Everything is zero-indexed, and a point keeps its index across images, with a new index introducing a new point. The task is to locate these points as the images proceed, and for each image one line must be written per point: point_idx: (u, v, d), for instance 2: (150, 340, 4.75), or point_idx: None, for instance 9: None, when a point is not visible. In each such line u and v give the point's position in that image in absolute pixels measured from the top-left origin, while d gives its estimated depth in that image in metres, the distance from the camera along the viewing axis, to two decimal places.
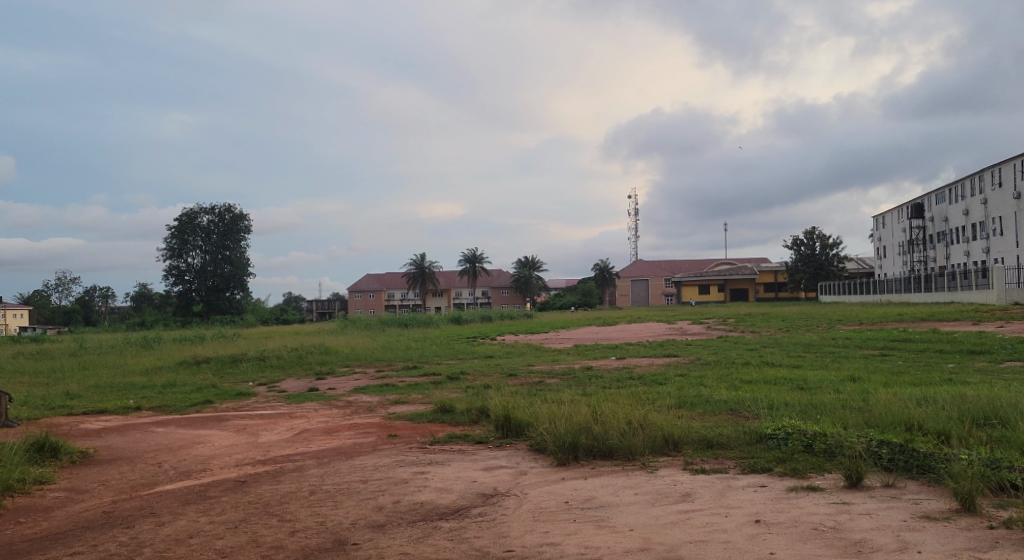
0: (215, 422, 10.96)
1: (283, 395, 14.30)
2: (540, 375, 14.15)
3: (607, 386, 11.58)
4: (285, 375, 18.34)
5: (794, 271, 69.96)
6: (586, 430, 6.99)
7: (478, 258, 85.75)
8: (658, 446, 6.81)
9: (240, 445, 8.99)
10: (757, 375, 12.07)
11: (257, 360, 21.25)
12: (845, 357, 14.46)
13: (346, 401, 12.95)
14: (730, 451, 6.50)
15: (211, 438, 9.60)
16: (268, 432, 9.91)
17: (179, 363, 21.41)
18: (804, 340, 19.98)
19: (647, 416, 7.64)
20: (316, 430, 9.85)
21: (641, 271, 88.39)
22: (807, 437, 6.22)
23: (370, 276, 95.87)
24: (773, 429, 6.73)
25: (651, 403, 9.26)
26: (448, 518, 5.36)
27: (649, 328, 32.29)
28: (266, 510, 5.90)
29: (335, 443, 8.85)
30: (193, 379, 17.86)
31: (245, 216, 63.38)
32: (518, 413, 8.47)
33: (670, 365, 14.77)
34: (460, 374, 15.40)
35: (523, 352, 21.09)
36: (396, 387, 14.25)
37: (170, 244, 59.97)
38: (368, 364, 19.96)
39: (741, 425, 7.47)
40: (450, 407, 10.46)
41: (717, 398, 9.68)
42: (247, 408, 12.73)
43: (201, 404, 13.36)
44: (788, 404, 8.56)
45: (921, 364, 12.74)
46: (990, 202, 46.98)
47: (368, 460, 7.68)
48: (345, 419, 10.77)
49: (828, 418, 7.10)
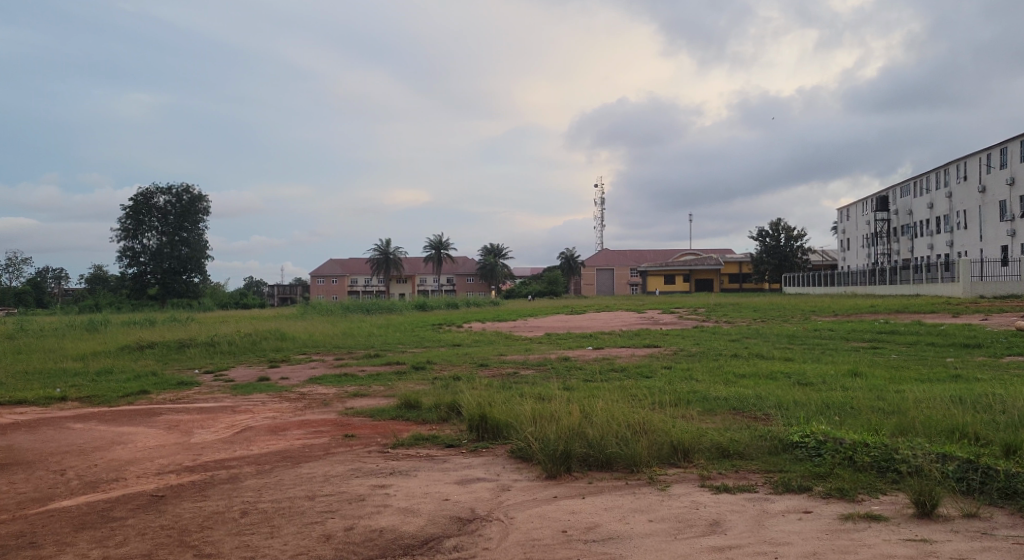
0: (146, 417, 9.56)
1: (229, 385, 12.95)
2: (513, 366, 12.97)
3: (590, 379, 10.55)
4: (235, 362, 16.85)
5: (759, 262, 70.22)
6: (581, 435, 5.90)
7: (443, 244, 84.27)
8: (664, 455, 5.75)
9: (168, 446, 7.64)
10: (749, 368, 11.12)
11: (207, 346, 19.72)
12: (835, 351, 13.64)
13: (298, 393, 11.65)
14: (751, 462, 5.49)
15: (133, 437, 8.18)
16: (204, 429, 8.58)
17: (121, 347, 19.80)
18: (785, 331, 19.26)
19: (647, 418, 6.55)
20: (259, 428, 8.54)
21: (607, 260, 88.02)
22: (844, 446, 5.20)
23: (333, 261, 93.69)
24: (799, 435, 5.71)
25: (644, 401, 8.25)
26: (418, 554, 4.18)
27: (620, 317, 31.66)
28: (182, 539, 4.65)
29: (281, 445, 7.56)
30: (133, 365, 16.29)
31: (204, 197, 60.83)
32: (496, 412, 7.33)
33: (653, 356, 13.87)
34: (426, 364, 14.23)
35: (493, 340, 19.88)
36: (355, 378, 12.95)
37: (125, 224, 57.26)
38: (327, 352, 18.57)
39: (756, 429, 6.44)
40: (415, 402, 9.26)
41: (714, 394, 8.72)
42: (187, 399, 11.36)
43: (136, 395, 11.94)
44: (801, 404, 7.63)
45: (919, 359, 11.96)
46: (955, 195, 47.32)
47: (318, 468, 6.43)
48: (296, 415, 9.48)
49: (860, 422, 6.12)
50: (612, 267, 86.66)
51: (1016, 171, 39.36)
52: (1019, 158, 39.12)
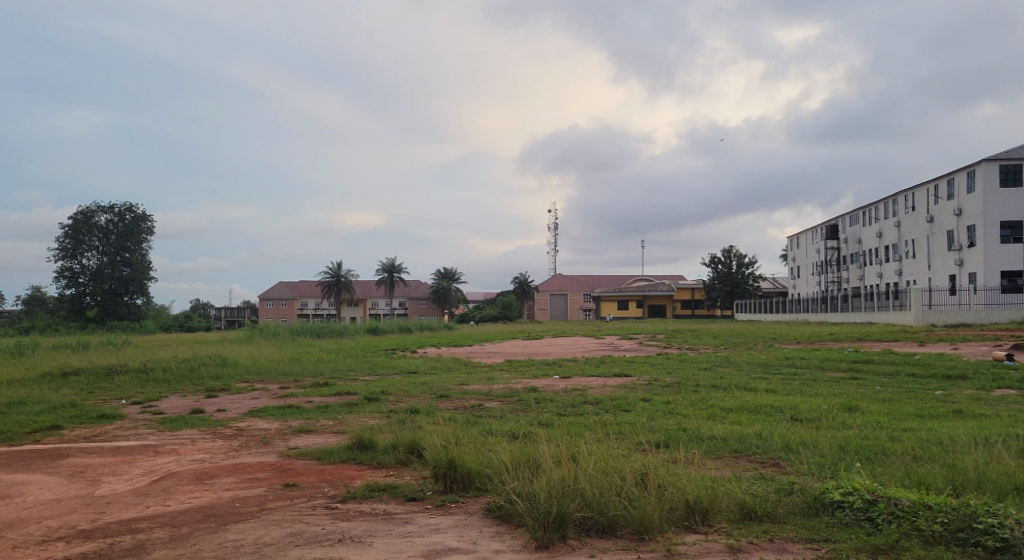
0: (49, 461, 8.01)
1: (158, 418, 11.39)
2: (476, 399, 11.77)
3: (564, 414, 9.53)
4: (168, 392, 15.14)
5: (711, 288, 70.72)
6: (575, 492, 4.84)
7: (397, 268, 82.44)
8: (681, 519, 4.71)
9: (64, 501, 6.18)
10: (736, 401, 10.24)
11: (139, 373, 17.86)
12: (816, 381, 12.91)
13: (234, 428, 10.22)
14: (788, 527, 4.54)
15: (23, 488, 6.68)
16: (115, 477, 7.12)
17: (42, 374, 17.81)
18: (757, 359, 18.56)
19: (646, 464, 5.54)
20: (184, 475, 7.15)
21: (562, 284, 87.67)
22: (901, 509, 4.34)
23: (282, 283, 90.97)
24: (840, 492, 4.79)
25: (630, 441, 7.27)
26: None
27: (579, 343, 30.78)
28: None
29: (204, 499, 6.19)
30: (51, 395, 14.48)
31: (148, 216, 57.99)
32: (468, 458, 6.17)
33: (626, 386, 12.92)
34: (381, 394, 12.93)
35: (451, 367, 18.68)
36: (300, 410, 11.58)
37: (63, 244, 53.83)
38: (271, 380, 17.00)
39: (776, 480, 5.52)
40: (369, 442, 7.99)
41: (708, 432, 7.81)
42: (104, 437, 9.83)
43: (46, 431, 10.33)
44: (816, 447, 6.78)
45: (908, 392, 11.29)
46: (903, 225, 48.50)
47: (248, 532, 5.16)
48: (229, 457, 8.07)
49: (901, 476, 5.27)
50: (566, 293, 86.27)
51: (963, 202, 40.39)
52: (966, 190, 40.17)
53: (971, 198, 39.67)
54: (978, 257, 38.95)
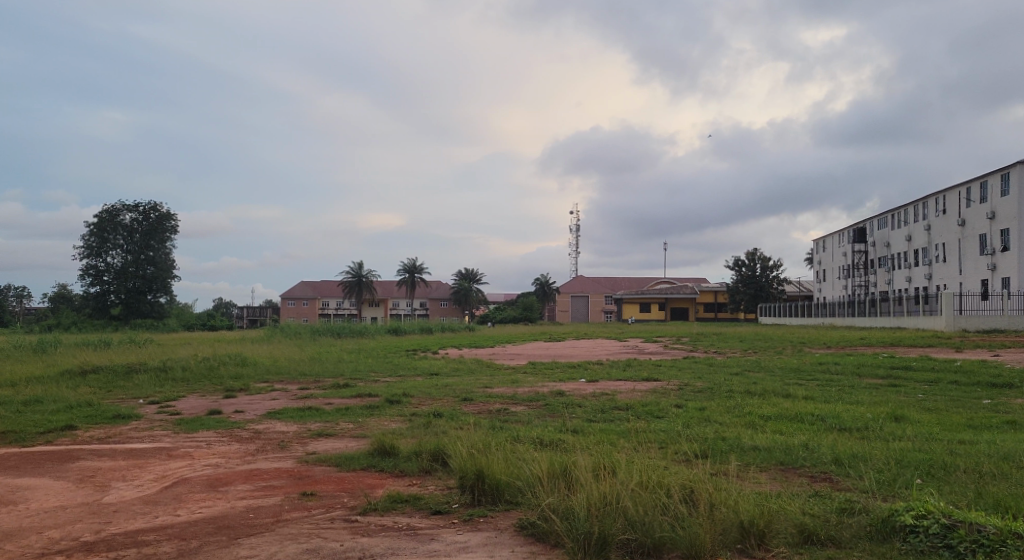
0: (60, 465, 7.72)
1: (174, 419, 11.12)
2: (501, 403, 11.34)
3: (593, 420, 9.08)
4: (186, 392, 14.92)
5: (735, 291, 69.68)
6: (618, 510, 4.42)
7: (417, 268, 82.33)
8: (735, 541, 4.26)
9: (70, 509, 5.89)
10: (774, 409, 9.69)
11: (158, 372, 17.70)
12: (855, 389, 12.31)
13: (251, 431, 9.90)
14: (854, 555, 4.07)
15: (29, 494, 6.39)
16: (125, 483, 6.81)
17: (61, 372, 17.68)
18: (787, 364, 17.98)
19: (691, 479, 5.08)
20: (197, 481, 6.83)
21: (583, 286, 87.01)
22: (986, 537, 3.85)
23: (304, 283, 91.44)
24: (910, 514, 4.31)
25: (666, 451, 6.80)
26: None
27: (603, 346, 30.31)
28: None
29: (216, 509, 5.85)
30: (69, 394, 14.30)
31: (172, 215, 58.55)
32: (497, 469, 5.76)
33: (654, 391, 12.45)
34: (402, 396, 12.58)
35: (473, 369, 18.33)
36: (320, 413, 11.24)
37: (88, 242, 54.41)
38: (290, 380, 16.73)
39: (832, 499, 5.05)
40: (390, 448, 7.60)
41: (749, 442, 7.32)
42: (118, 438, 9.56)
43: (60, 431, 10.10)
44: (870, 461, 6.27)
45: (955, 402, 10.66)
46: (933, 228, 47.29)
47: (260, 548, 4.79)
48: (244, 462, 7.75)
49: (973, 497, 4.76)
50: (587, 295, 85.62)
51: (996, 205, 39.22)
52: (1000, 193, 38.99)
53: (1004, 201, 38.49)
54: (1011, 261, 37.78)
